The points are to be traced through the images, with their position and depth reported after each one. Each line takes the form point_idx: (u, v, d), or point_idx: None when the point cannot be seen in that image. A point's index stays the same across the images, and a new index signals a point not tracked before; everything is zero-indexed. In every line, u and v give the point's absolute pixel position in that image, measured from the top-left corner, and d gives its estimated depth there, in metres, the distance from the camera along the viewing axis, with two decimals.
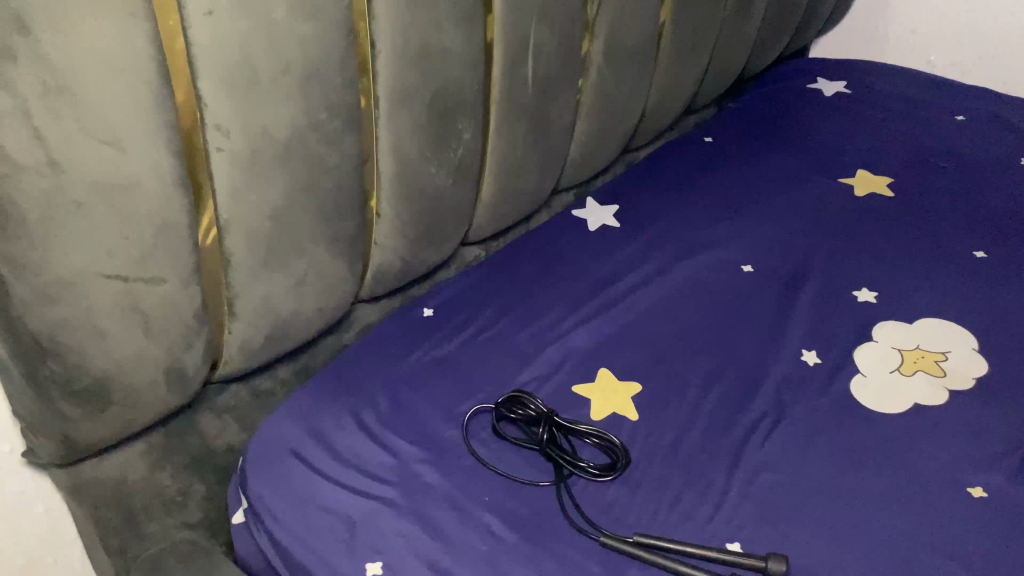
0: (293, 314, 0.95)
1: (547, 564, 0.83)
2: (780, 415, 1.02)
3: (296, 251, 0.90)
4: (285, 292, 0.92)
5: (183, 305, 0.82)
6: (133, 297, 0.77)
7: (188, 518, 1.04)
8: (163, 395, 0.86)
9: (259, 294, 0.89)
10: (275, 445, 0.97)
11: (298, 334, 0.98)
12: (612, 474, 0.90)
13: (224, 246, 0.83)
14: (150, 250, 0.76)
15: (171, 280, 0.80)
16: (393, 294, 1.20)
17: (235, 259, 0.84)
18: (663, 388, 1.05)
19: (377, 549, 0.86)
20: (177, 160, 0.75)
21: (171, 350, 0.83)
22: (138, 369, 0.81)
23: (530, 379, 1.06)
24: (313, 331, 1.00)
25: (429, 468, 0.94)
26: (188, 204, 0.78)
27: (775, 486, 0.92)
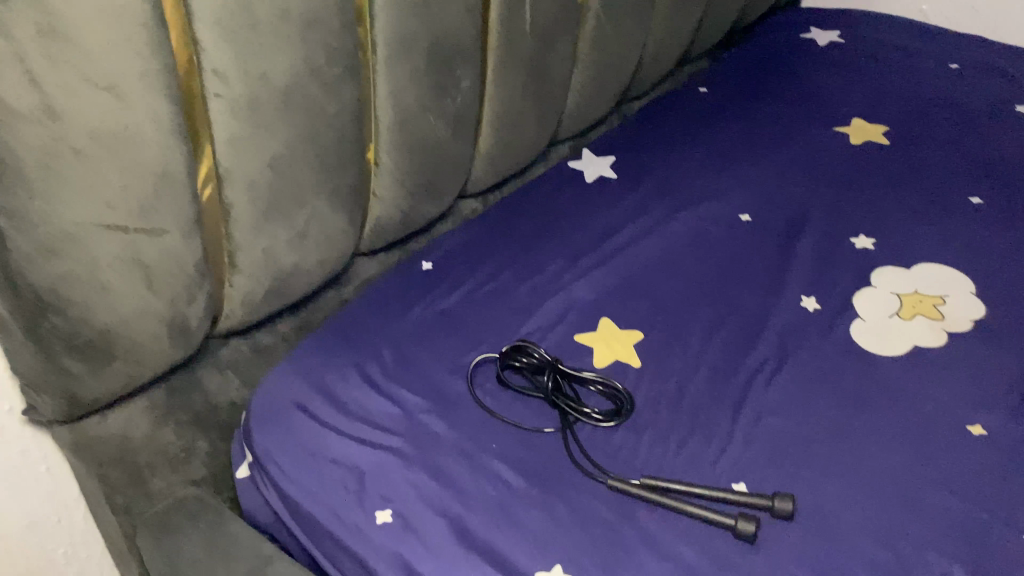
0: (296, 268, 0.93)
1: (558, 510, 0.84)
2: (783, 361, 1.02)
3: (298, 203, 0.88)
4: (288, 246, 0.91)
5: (185, 258, 0.81)
6: (135, 249, 0.76)
7: (193, 476, 1.04)
8: (166, 350, 0.85)
9: (261, 247, 0.88)
10: (280, 400, 0.97)
11: (300, 289, 0.97)
12: (615, 421, 0.91)
13: (224, 197, 0.81)
14: (151, 201, 0.75)
15: (173, 232, 0.78)
16: (391, 248, 1.20)
17: (236, 210, 0.83)
18: (667, 337, 1.05)
19: (387, 499, 0.86)
20: (176, 108, 0.73)
21: (174, 304, 0.82)
22: (141, 323, 0.80)
23: (533, 330, 1.05)
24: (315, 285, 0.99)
25: (436, 419, 0.94)
26: (188, 154, 0.76)
27: (781, 430, 0.93)
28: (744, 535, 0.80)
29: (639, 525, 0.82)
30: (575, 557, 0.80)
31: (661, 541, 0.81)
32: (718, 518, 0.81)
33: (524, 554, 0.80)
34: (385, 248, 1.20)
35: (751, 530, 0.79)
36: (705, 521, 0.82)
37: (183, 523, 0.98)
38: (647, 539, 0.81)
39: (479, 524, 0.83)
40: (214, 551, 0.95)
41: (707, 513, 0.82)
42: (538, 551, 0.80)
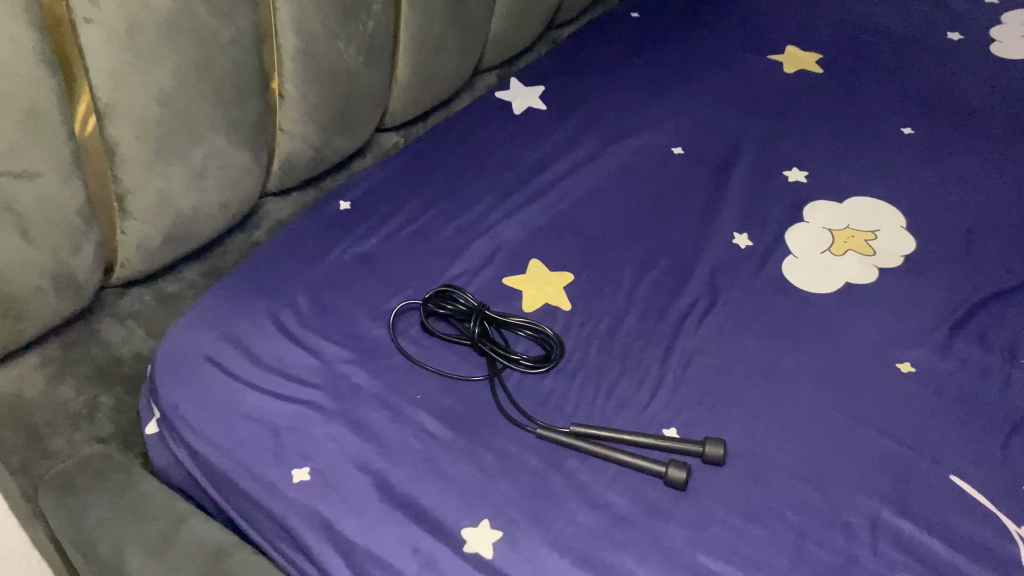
0: (196, 211, 0.86)
1: (485, 461, 0.80)
2: (714, 300, 1.00)
3: (193, 139, 0.80)
4: (185, 187, 0.83)
5: (65, 203, 0.73)
6: (4, 195, 0.68)
7: (98, 434, 0.97)
8: (52, 304, 0.77)
9: (155, 188, 0.80)
10: (188, 352, 0.91)
11: (204, 234, 0.89)
12: (546, 366, 0.87)
13: (107, 135, 0.73)
14: (18, 139, 0.66)
15: (48, 174, 0.70)
16: (304, 186, 1.12)
17: (122, 149, 0.75)
18: (597, 277, 1.02)
19: (305, 455, 0.82)
20: (37, 34, 0.64)
21: (57, 253, 0.74)
22: (19, 276, 0.72)
23: (458, 273, 1.01)
24: (220, 228, 0.91)
25: (357, 369, 0.89)
26: (58, 86, 0.67)
27: (712, 370, 0.91)
28: (673, 481, 0.78)
29: (568, 475, 0.80)
30: (503, 510, 0.77)
31: (592, 490, 0.78)
32: (647, 465, 0.79)
33: (450, 508, 0.77)
34: (301, 186, 1.13)
35: (681, 476, 0.77)
36: (635, 468, 0.80)
37: (89, 484, 0.92)
38: (576, 489, 0.79)
39: (403, 479, 0.79)
40: (123, 513, 0.89)
41: (637, 460, 0.79)
42: (464, 505, 0.77)
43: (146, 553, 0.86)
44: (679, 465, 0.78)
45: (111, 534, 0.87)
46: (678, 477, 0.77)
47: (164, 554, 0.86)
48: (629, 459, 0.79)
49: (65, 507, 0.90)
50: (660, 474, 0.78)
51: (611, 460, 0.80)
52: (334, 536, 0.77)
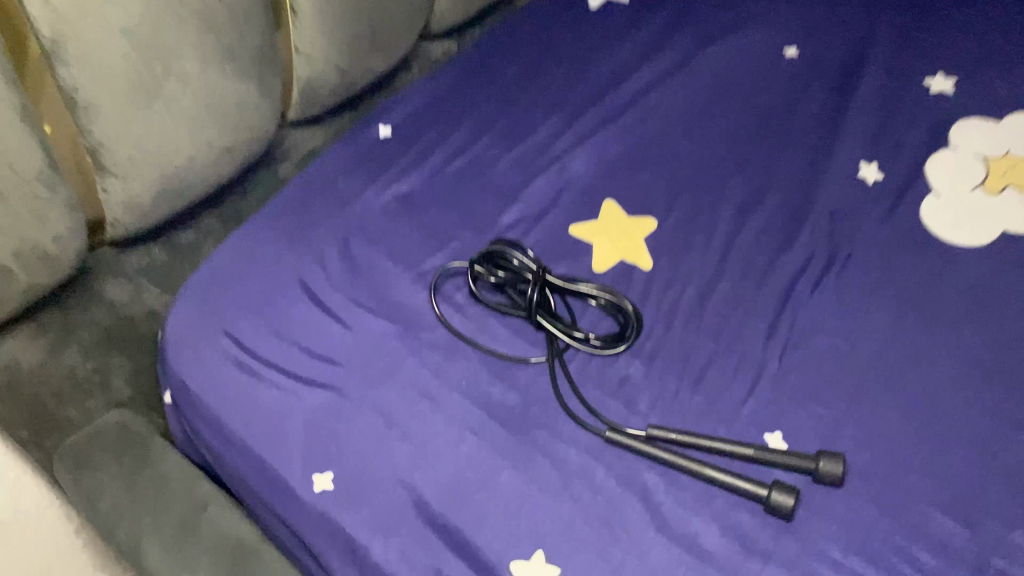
0: (192, 160, 0.71)
1: (542, 472, 0.67)
2: (831, 258, 0.81)
3: (174, 76, 0.65)
4: (173, 134, 0.68)
5: (18, 163, 0.61)
6: None
7: (117, 398, 0.85)
8: (22, 279, 0.66)
9: (133, 138, 0.66)
10: (201, 320, 0.78)
11: (210, 185, 0.75)
12: (621, 346, 0.72)
13: (60, 78, 0.60)
14: None
15: None
16: (338, 112, 0.98)
17: (83, 95, 0.61)
18: (684, 228, 0.85)
19: (330, 457, 0.69)
20: None
21: (18, 223, 0.63)
22: None
23: (516, 224, 0.85)
24: (224, 174, 0.76)
25: (392, 345, 0.75)
26: None
27: (825, 355, 0.74)
28: (776, 507, 0.62)
29: (643, 494, 0.65)
30: (559, 540, 0.63)
31: (670, 516, 0.64)
32: (744, 485, 0.64)
33: (496, 536, 0.64)
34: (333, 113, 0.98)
35: (787, 502, 0.62)
36: (726, 488, 0.64)
37: (105, 459, 0.80)
38: (652, 513, 0.64)
39: (442, 497, 0.66)
40: (140, 494, 0.78)
41: (730, 478, 0.64)
42: (512, 531, 0.64)
43: (166, 544, 0.76)
44: (784, 489, 0.63)
45: (128, 520, 0.77)
46: (782, 503, 0.62)
47: (184, 545, 0.75)
48: (720, 475, 0.64)
49: (81, 484, 0.79)
50: (759, 497, 0.63)
51: (696, 476, 0.65)
52: (360, 562, 0.65)
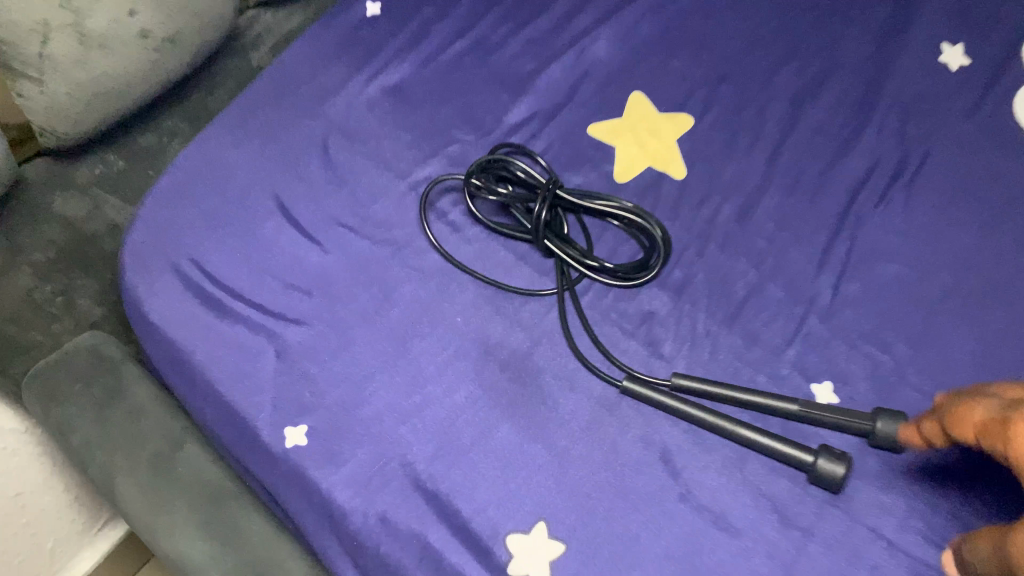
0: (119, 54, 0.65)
1: (548, 429, 0.57)
2: (900, 165, 0.68)
3: None
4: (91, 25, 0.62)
5: None
6: None
7: (89, 318, 0.76)
8: None
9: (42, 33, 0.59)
10: (160, 239, 0.68)
11: (144, 82, 0.69)
12: (645, 275, 0.62)
13: None
14: None
15: None
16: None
17: None
18: (725, 128, 0.72)
19: (304, 405, 0.59)
20: None
21: None
22: None
23: (525, 124, 0.73)
24: (163, 70, 0.70)
25: (378, 273, 0.64)
26: None
27: (889, 285, 0.62)
28: (823, 476, 0.52)
29: (664, 457, 0.56)
30: (567, 511, 0.54)
31: (697, 486, 0.55)
32: (785, 449, 0.54)
33: (491, 501, 0.54)
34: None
35: (837, 471, 0.52)
36: (763, 452, 0.55)
37: (76, 391, 0.72)
38: (674, 481, 0.55)
39: (433, 457, 0.56)
40: (113, 429, 0.71)
41: (769, 440, 0.54)
42: (511, 498, 0.54)
43: (140, 484, 0.70)
44: (833, 455, 0.53)
45: (102, 457, 0.71)
46: (831, 472, 0.52)
47: (159, 486, 0.70)
48: (757, 437, 0.54)
49: (50, 417, 0.72)
50: (803, 463, 0.53)
51: (729, 436, 0.55)
52: (338, 529, 0.56)
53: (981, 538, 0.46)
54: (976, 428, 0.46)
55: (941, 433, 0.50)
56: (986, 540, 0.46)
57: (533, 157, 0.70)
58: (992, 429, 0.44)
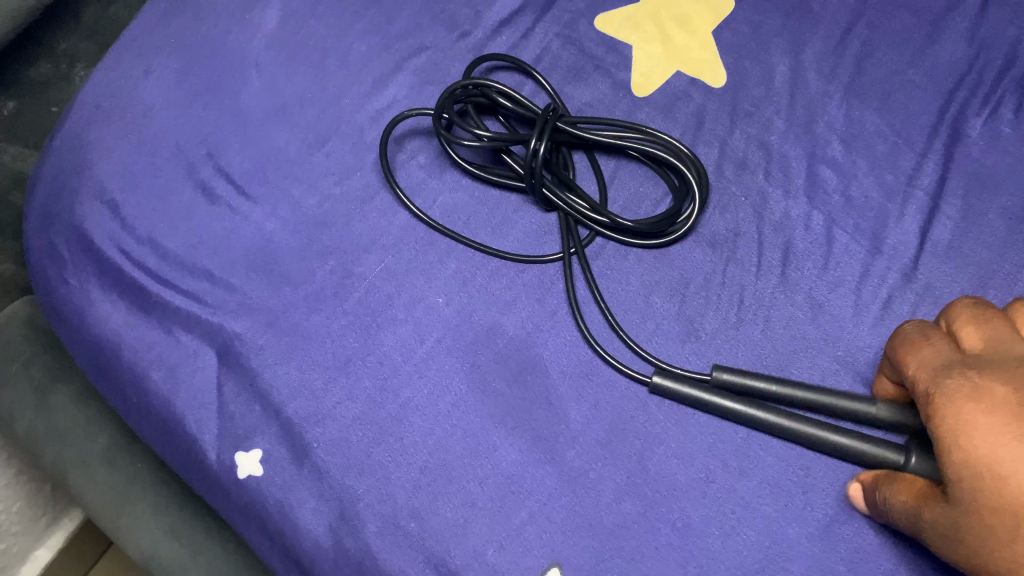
0: None
1: (557, 445, 0.45)
2: (1001, 60, 0.53)
3: None
4: None
5: None
6: None
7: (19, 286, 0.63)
8: None
9: None
10: (62, 202, 0.54)
11: None
12: (679, 230, 0.48)
13: None
14: None
15: None
16: None
17: None
18: (770, 17, 0.56)
19: (254, 421, 0.48)
20: None
21: None
22: None
23: (514, 17, 0.58)
24: None
25: (337, 239, 0.51)
26: None
27: (992, 224, 0.48)
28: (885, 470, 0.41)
29: (705, 477, 0.44)
30: (585, 552, 0.43)
31: (750, 513, 0.43)
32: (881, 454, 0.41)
33: (490, 541, 0.43)
34: None
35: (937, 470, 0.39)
36: (851, 457, 0.42)
37: (14, 371, 0.61)
38: (719, 507, 0.43)
39: (417, 487, 0.45)
40: (59, 415, 0.60)
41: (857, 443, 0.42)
42: (514, 537, 0.43)
43: (95, 482, 0.59)
44: (929, 450, 0.40)
45: (47, 448, 0.60)
46: (920, 471, 0.39)
47: (117, 485, 0.59)
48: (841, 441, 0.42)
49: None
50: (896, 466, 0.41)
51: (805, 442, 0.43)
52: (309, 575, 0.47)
53: (893, 481, 0.39)
54: (921, 378, 0.39)
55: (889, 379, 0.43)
56: (901, 482, 0.38)
57: (524, 78, 0.55)
58: (937, 382, 0.37)
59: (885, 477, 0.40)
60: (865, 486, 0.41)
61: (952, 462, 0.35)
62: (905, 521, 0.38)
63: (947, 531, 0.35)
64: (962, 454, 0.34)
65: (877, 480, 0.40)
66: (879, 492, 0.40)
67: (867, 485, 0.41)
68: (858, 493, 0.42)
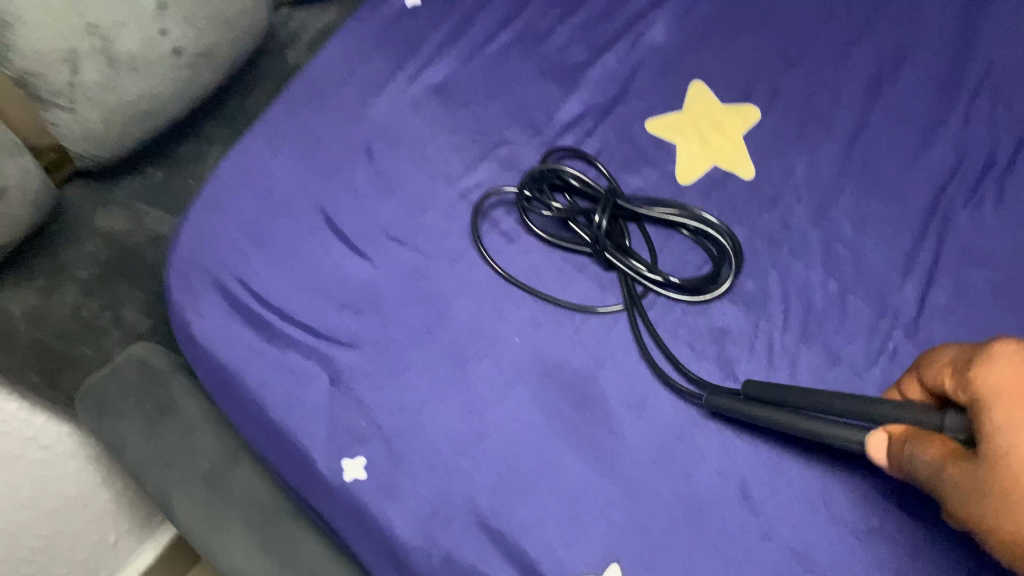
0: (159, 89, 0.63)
1: (617, 460, 0.54)
2: (983, 168, 0.65)
3: None
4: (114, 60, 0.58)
5: None
6: None
7: (137, 329, 0.72)
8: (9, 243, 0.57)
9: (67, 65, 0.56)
10: (205, 256, 0.64)
11: (186, 103, 0.67)
12: (715, 288, 0.58)
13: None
14: None
15: None
16: None
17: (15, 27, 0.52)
18: (792, 125, 0.68)
19: (360, 434, 0.57)
20: None
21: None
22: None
23: (579, 119, 0.70)
24: (191, 96, 0.67)
25: (435, 288, 0.62)
26: None
27: (980, 294, 0.58)
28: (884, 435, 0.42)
29: (741, 491, 0.53)
30: (639, 550, 0.51)
31: (780, 521, 0.51)
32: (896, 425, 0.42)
33: (559, 539, 0.52)
34: None
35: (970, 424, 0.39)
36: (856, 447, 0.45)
37: (127, 404, 0.69)
38: (752, 515, 0.52)
39: (496, 492, 0.54)
40: (166, 443, 0.68)
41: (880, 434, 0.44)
42: (580, 536, 0.52)
43: (197, 503, 0.66)
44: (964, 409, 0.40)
45: (155, 472, 0.67)
46: (932, 424, 0.40)
47: (216, 507, 0.66)
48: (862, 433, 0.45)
49: (103, 429, 0.69)
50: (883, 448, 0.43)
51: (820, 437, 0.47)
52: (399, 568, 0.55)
53: (923, 437, 0.39)
54: (948, 379, 0.41)
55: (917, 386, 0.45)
56: (930, 439, 0.39)
57: (588, 166, 0.67)
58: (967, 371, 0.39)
59: (913, 433, 0.40)
60: (893, 435, 0.41)
61: (993, 418, 0.36)
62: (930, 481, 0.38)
63: (972, 488, 0.36)
64: (1004, 409, 0.35)
65: (906, 435, 0.40)
66: (907, 444, 0.40)
67: (895, 435, 0.41)
68: (879, 443, 0.42)
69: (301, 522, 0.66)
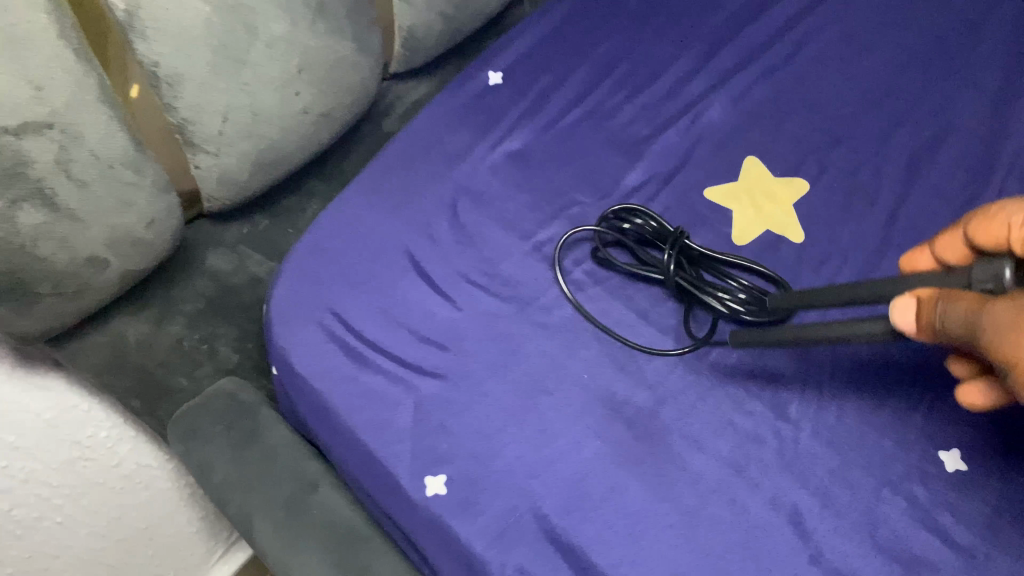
0: (283, 139, 0.71)
1: (677, 487, 0.59)
2: None
3: (251, 35, 0.63)
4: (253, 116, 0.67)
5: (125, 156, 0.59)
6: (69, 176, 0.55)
7: (223, 365, 0.78)
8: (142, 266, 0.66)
9: (218, 120, 0.65)
10: (304, 292, 0.71)
11: (304, 154, 0.76)
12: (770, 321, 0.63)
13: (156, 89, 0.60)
14: (78, 107, 0.54)
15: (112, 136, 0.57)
16: (439, 63, 1.00)
17: (183, 89, 0.61)
18: (836, 197, 0.75)
19: (442, 455, 0.62)
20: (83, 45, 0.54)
21: (136, 213, 0.62)
22: (107, 251, 0.61)
23: (642, 185, 0.78)
24: (305, 151, 0.76)
25: (512, 329, 0.68)
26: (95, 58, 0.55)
27: None
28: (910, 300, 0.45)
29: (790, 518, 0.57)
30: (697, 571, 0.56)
31: None
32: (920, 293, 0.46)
33: (624, 557, 0.57)
34: (434, 66, 1.00)
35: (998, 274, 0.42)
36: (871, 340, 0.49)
37: (214, 431, 0.74)
38: None
39: (566, 511, 0.59)
40: (249, 467, 0.73)
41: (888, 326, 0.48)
42: (642, 555, 0.57)
43: (277, 524, 0.71)
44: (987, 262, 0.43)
45: (239, 493, 0.73)
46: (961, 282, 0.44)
47: (295, 527, 0.70)
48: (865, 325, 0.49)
49: (190, 455, 0.75)
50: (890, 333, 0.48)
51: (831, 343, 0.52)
52: None
53: (953, 295, 0.42)
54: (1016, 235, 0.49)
55: (963, 243, 0.54)
56: (962, 296, 0.41)
57: None
58: None
59: (943, 295, 0.42)
60: (921, 300, 0.44)
61: None
62: (959, 331, 0.41)
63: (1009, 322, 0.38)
64: None
65: (935, 297, 0.43)
66: (937, 304, 0.42)
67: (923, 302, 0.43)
68: (906, 308, 0.45)
69: (373, 544, 0.70)
